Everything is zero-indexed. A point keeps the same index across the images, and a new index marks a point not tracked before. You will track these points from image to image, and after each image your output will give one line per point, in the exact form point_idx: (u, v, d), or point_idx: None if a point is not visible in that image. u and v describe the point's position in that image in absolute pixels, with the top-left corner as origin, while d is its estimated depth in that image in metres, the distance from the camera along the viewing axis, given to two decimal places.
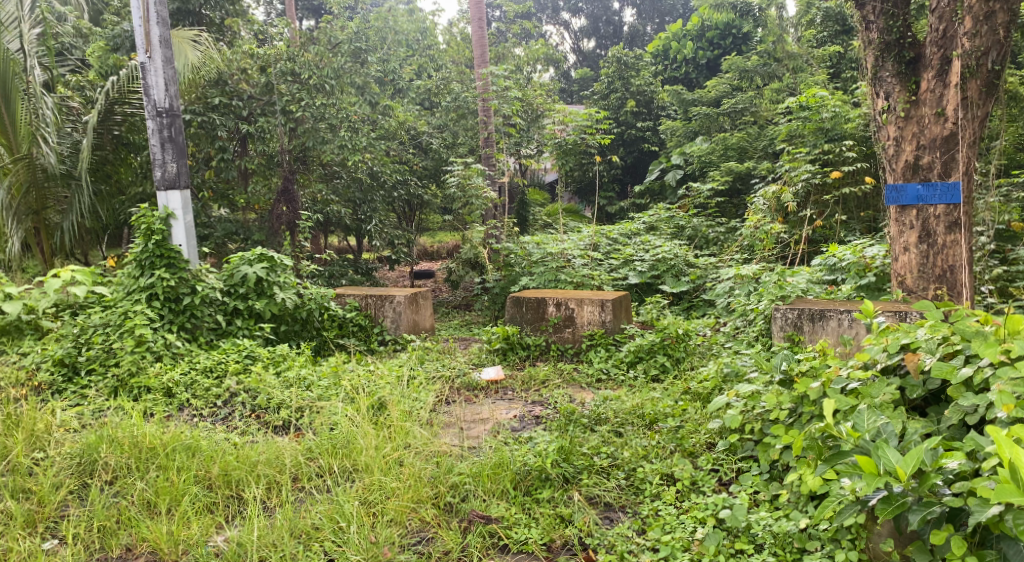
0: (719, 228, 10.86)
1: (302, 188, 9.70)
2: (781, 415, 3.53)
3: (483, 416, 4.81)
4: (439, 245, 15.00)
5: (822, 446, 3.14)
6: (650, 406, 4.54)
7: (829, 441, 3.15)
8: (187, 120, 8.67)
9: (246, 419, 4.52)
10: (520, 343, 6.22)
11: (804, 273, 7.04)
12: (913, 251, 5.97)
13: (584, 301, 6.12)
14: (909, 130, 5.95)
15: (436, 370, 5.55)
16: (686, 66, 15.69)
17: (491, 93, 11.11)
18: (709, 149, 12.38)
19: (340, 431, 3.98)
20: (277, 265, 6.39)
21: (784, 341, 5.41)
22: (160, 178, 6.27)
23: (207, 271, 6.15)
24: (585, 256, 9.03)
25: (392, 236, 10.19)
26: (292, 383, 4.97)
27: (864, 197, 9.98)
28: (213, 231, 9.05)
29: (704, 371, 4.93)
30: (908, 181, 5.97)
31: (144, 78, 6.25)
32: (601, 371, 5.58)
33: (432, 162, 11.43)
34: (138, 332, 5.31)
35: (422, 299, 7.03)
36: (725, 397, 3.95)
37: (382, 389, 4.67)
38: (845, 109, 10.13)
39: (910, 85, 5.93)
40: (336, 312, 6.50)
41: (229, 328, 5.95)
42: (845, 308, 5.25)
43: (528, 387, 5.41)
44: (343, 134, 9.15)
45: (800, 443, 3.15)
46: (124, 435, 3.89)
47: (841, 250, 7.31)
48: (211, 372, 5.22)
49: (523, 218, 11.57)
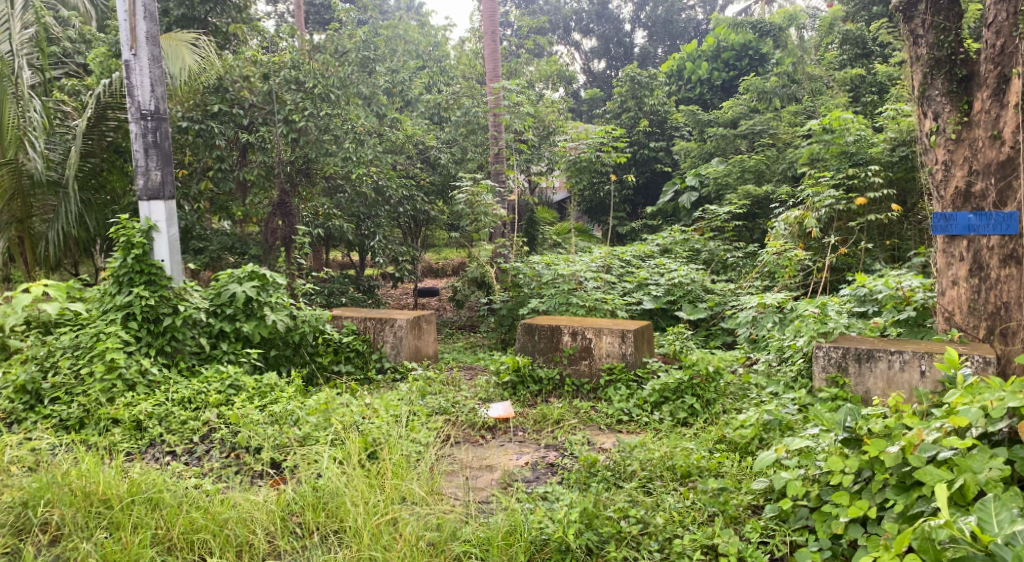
0: (738, 252, 10.31)
1: (303, 202, 9.15)
2: (847, 482, 3.01)
3: (490, 463, 4.27)
4: (443, 262, 14.46)
5: (938, 547, 2.53)
6: (681, 457, 4.02)
7: (944, 540, 2.54)
8: (183, 127, 8.16)
9: (222, 462, 4.04)
10: (531, 376, 5.64)
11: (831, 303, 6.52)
12: (963, 285, 5.43)
13: (603, 331, 5.54)
14: (960, 154, 5.43)
15: (439, 406, 5.01)
16: (700, 87, 15.25)
17: (502, 108, 10.61)
18: (726, 170, 11.82)
19: (331, 479, 3.51)
20: (269, 284, 5.84)
21: (826, 384, 4.94)
22: (143, 187, 5.74)
23: (192, 289, 5.61)
24: (598, 280, 8.30)
25: (395, 253, 9.64)
26: (279, 419, 4.45)
27: (887, 225, 9.44)
28: (209, 244, 8.54)
29: (743, 418, 4.40)
30: (958, 209, 5.44)
31: (129, 78, 5.75)
32: (622, 412, 5.04)
33: (440, 178, 10.73)
34: (109, 357, 4.78)
35: (426, 323, 6.46)
36: (775, 453, 3.45)
37: (378, 430, 4.17)
38: (870, 133, 9.71)
39: (962, 104, 5.41)
40: (331, 336, 5.96)
41: (213, 353, 5.43)
42: (896, 348, 4.76)
43: (541, 428, 4.85)
44: (348, 146, 8.68)
45: (906, 533, 2.57)
46: (76, 483, 3.40)
47: (874, 281, 6.78)
48: (189, 403, 4.72)
49: (531, 237, 11.01)
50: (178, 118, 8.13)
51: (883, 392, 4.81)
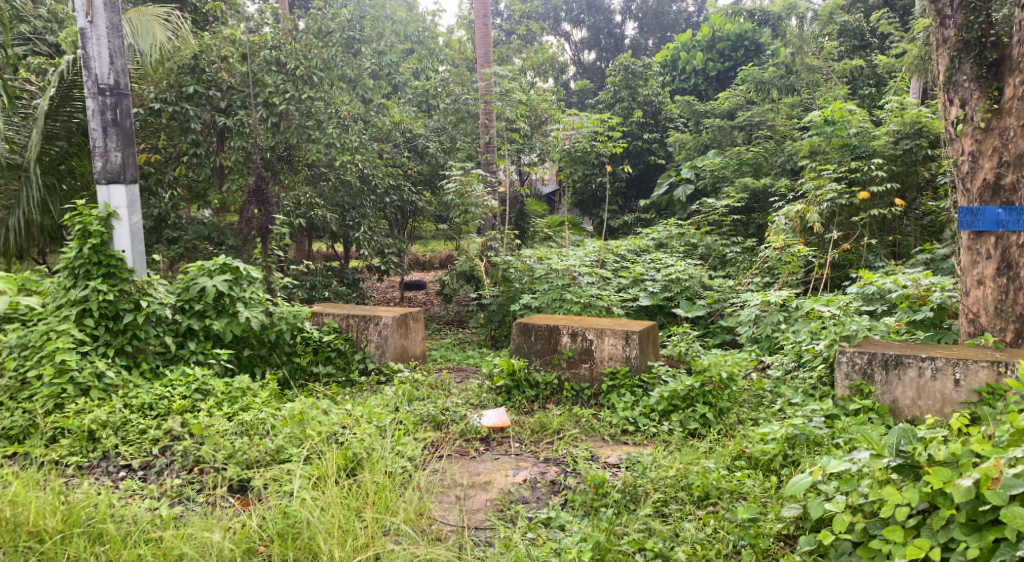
0: (737, 248, 9.88)
1: (284, 190, 8.66)
2: (902, 516, 2.63)
3: (483, 481, 3.85)
4: (431, 255, 14.02)
5: None
6: (697, 475, 3.61)
7: None
8: (155, 110, 7.57)
9: (183, 483, 3.61)
10: (527, 381, 5.15)
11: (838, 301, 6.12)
12: (989, 285, 5.01)
13: (605, 332, 5.08)
14: (989, 144, 5.01)
15: (427, 412, 4.56)
16: (694, 78, 14.76)
17: (494, 95, 10.11)
18: (722, 163, 11.39)
19: (309, 508, 3.11)
20: (243, 277, 5.34)
21: (849, 393, 4.54)
22: (101, 169, 5.23)
23: (157, 282, 5.10)
24: (593, 275, 7.83)
25: (381, 245, 9.14)
26: (249, 429, 4.00)
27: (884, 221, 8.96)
28: (184, 233, 8.04)
29: (764, 432, 3.98)
30: (986, 203, 5.03)
31: (85, 48, 5.21)
32: (627, 421, 4.60)
33: (428, 167, 10.26)
34: (59, 359, 4.30)
35: (413, 321, 5.98)
36: (810, 476, 3.05)
37: (360, 443, 3.74)
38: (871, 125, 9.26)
39: (992, 90, 5.01)
40: (311, 335, 5.51)
41: (180, 353, 4.96)
42: (927, 354, 4.37)
43: (539, 439, 4.42)
44: (332, 132, 8.09)
45: None
46: (3, 511, 3.01)
47: (883, 279, 6.38)
48: (150, 410, 4.27)
49: (522, 230, 10.49)
50: (151, 100, 7.56)
51: (912, 402, 4.40)
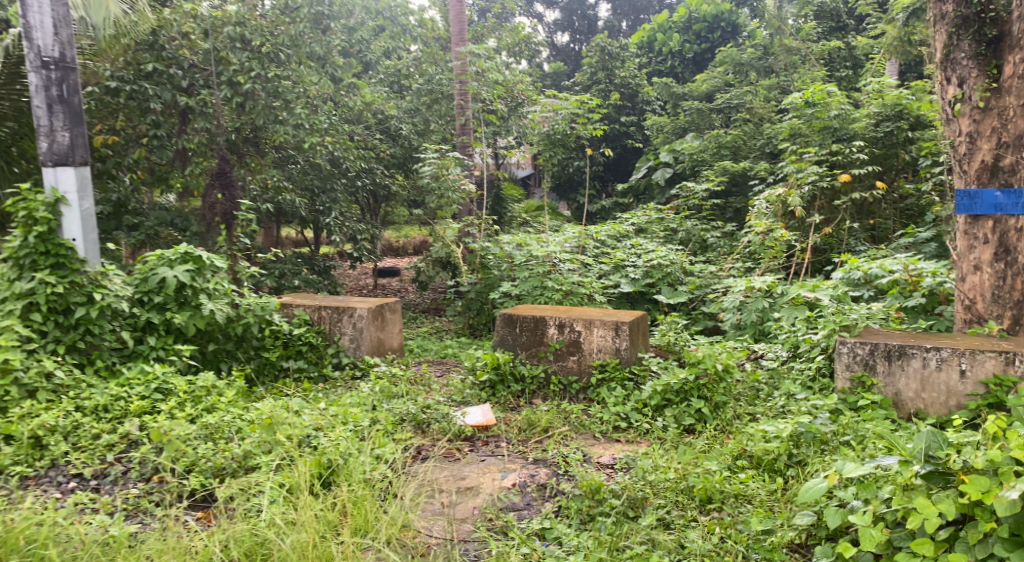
0: (718, 232, 9.65)
1: (250, 173, 8.26)
2: (933, 529, 2.43)
3: (470, 486, 3.59)
4: (404, 241, 13.68)
5: None
6: (699, 478, 3.37)
7: None
8: (112, 88, 7.12)
9: (140, 496, 3.31)
10: (513, 374, 4.88)
11: (827, 287, 5.90)
12: (987, 270, 4.79)
13: (593, 323, 4.82)
14: (988, 124, 4.77)
15: (407, 411, 4.26)
16: (671, 59, 14.32)
17: (469, 75, 9.77)
18: (701, 146, 11.10)
19: (283, 530, 2.85)
20: (206, 267, 4.98)
21: (850, 385, 4.32)
22: (48, 151, 4.83)
23: (113, 273, 4.74)
24: (574, 261, 7.54)
25: (353, 231, 8.76)
26: (213, 433, 3.69)
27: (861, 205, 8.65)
28: (145, 219, 7.62)
29: (766, 429, 3.75)
30: (984, 186, 4.79)
31: (26, 18, 4.79)
32: (620, 417, 4.35)
33: (401, 150, 9.95)
34: (1, 358, 3.95)
35: (390, 312, 5.68)
36: (826, 482, 2.83)
37: (336, 447, 3.46)
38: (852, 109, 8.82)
39: (990, 69, 4.75)
40: (280, 328, 5.19)
41: (139, 349, 4.61)
42: (932, 345, 4.16)
43: (527, 438, 4.15)
44: (300, 113, 7.66)
45: None
46: None
47: (869, 263, 6.18)
48: (104, 412, 3.94)
49: (499, 215, 10.19)
50: (107, 78, 7.11)
51: (915, 394, 4.21)
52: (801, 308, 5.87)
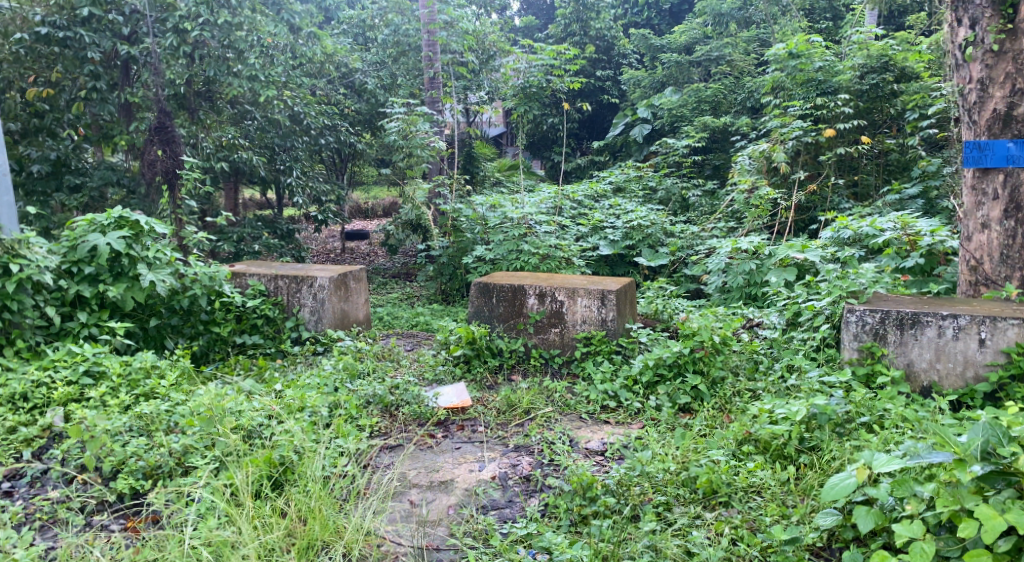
0: (699, 190, 9.18)
1: (203, 130, 7.62)
2: (993, 539, 2.11)
3: (443, 479, 3.17)
4: (374, 202, 13.11)
5: None
6: (704, 468, 2.97)
7: None
8: (43, 35, 6.40)
9: (57, 503, 2.84)
10: (489, 349, 4.44)
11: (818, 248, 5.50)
12: (994, 229, 4.29)
13: (577, 292, 4.39)
14: (1001, 70, 4.23)
15: (373, 393, 3.80)
16: (648, 10, 13.70)
17: (437, 25, 9.09)
18: (680, 101, 10.58)
19: (222, 552, 2.43)
20: (144, 233, 4.42)
21: (858, 356, 3.93)
22: None
23: (35, 241, 4.17)
24: (551, 223, 7.07)
25: (317, 192, 8.26)
26: (149, 425, 3.19)
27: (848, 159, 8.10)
28: (88, 179, 7.02)
29: (773, 410, 3.33)
30: (995, 136, 4.26)
31: None
32: (608, 395, 3.94)
33: (367, 106, 9.38)
34: None
35: (354, 281, 5.19)
36: (857, 477, 2.45)
37: (290, 441, 3.00)
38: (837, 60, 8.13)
39: (1006, 7, 4.18)
40: (232, 300, 4.68)
41: (67, 328, 4.10)
42: (948, 312, 3.78)
43: (507, 422, 3.73)
44: (255, 64, 6.96)
45: None
46: None
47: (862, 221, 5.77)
48: (22, 400, 3.45)
49: (471, 174, 9.66)
50: (38, 23, 6.39)
51: (929, 365, 3.82)
52: (792, 269, 5.50)
